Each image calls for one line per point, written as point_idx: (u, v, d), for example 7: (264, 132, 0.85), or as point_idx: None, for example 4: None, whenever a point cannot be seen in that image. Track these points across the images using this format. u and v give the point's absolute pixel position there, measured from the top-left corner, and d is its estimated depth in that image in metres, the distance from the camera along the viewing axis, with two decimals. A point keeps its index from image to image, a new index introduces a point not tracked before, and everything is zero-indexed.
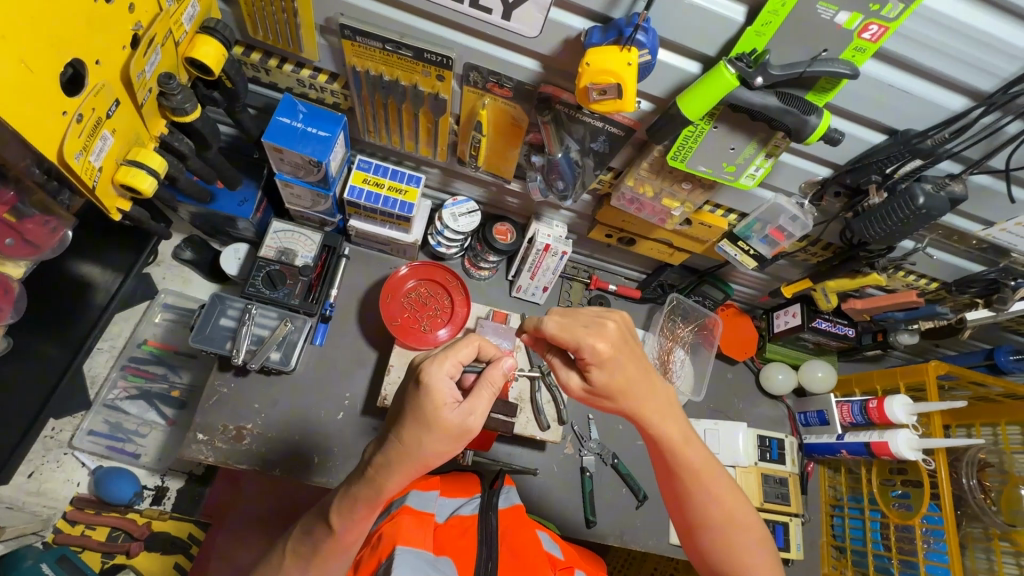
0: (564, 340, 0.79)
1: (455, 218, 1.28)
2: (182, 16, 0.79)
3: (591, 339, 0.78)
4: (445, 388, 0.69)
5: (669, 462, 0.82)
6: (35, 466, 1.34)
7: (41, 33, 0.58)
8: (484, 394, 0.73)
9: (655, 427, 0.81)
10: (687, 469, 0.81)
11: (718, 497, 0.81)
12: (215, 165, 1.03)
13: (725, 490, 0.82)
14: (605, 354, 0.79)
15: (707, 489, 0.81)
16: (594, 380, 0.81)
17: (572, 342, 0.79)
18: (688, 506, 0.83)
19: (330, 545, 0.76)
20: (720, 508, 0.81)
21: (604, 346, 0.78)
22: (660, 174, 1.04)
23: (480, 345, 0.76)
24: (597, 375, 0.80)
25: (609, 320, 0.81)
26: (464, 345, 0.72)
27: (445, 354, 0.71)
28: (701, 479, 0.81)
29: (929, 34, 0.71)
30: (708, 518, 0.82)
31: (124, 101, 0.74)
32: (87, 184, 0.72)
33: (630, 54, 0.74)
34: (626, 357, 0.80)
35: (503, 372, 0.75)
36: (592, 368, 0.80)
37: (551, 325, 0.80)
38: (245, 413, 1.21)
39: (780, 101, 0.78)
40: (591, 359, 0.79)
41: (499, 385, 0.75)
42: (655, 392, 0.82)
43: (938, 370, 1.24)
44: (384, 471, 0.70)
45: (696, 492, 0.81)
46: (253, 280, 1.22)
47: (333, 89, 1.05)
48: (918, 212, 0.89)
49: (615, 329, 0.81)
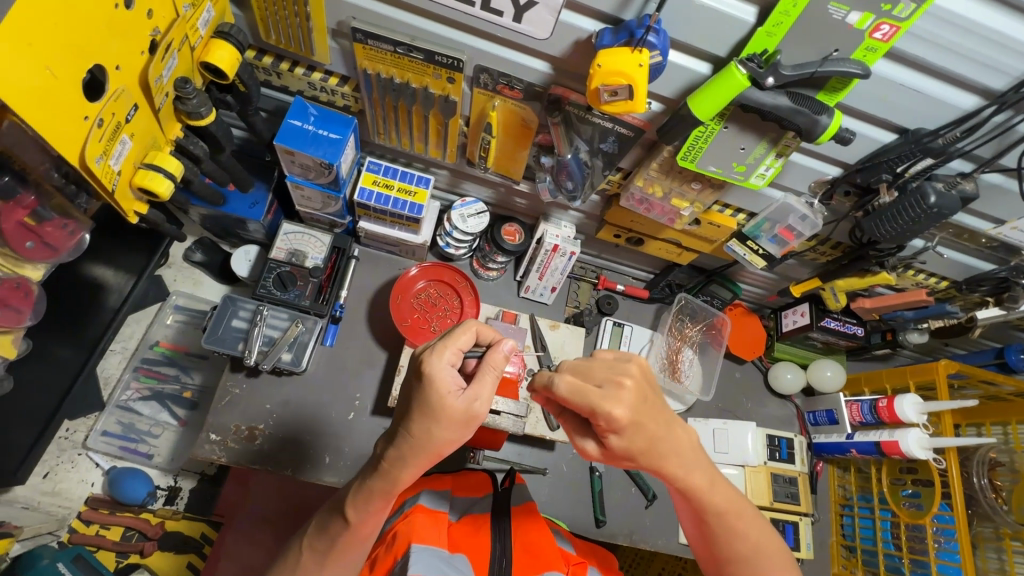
0: (576, 404, 0.71)
1: (464, 219, 1.29)
2: (197, 21, 0.80)
3: (608, 404, 0.69)
4: (448, 377, 0.69)
5: (694, 506, 0.78)
6: (50, 466, 1.35)
7: (65, 39, 0.58)
8: (488, 379, 0.73)
9: (681, 479, 0.76)
10: (713, 511, 0.78)
11: (745, 535, 0.79)
12: (228, 167, 1.04)
13: (752, 526, 0.79)
14: (624, 421, 0.70)
15: (733, 529, 0.79)
16: (612, 446, 0.73)
17: (585, 406, 0.70)
18: (716, 545, 0.80)
19: (345, 541, 0.76)
20: (748, 545, 0.79)
21: (623, 412, 0.69)
22: (669, 174, 1.04)
23: (480, 331, 0.75)
24: (616, 441, 0.72)
25: (626, 376, 0.71)
26: (462, 332, 0.72)
27: (444, 343, 0.71)
28: (729, 520, 0.78)
29: (941, 33, 0.71)
30: (736, 555, 0.80)
31: (142, 105, 0.75)
32: (106, 188, 0.73)
33: (641, 55, 0.75)
34: (647, 416, 0.71)
35: (505, 354, 0.75)
36: (610, 436, 0.72)
37: (562, 388, 0.72)
38: (257, 414, 1.22)
39: (791, 100, 0.78)
40: (607, 427, 0.70)
41: (502, 369, 0.74)
42: (680, 443, 0.75)
43: (948, 368, 1.24)
44: (397, 464, 0.71)
45: (724, 532, 0.79)
46: (264, 280, 1.24)
47: (343, 91, 1.06)
48: (929, 211, 0.89)
49: (634, 387, 0.71)
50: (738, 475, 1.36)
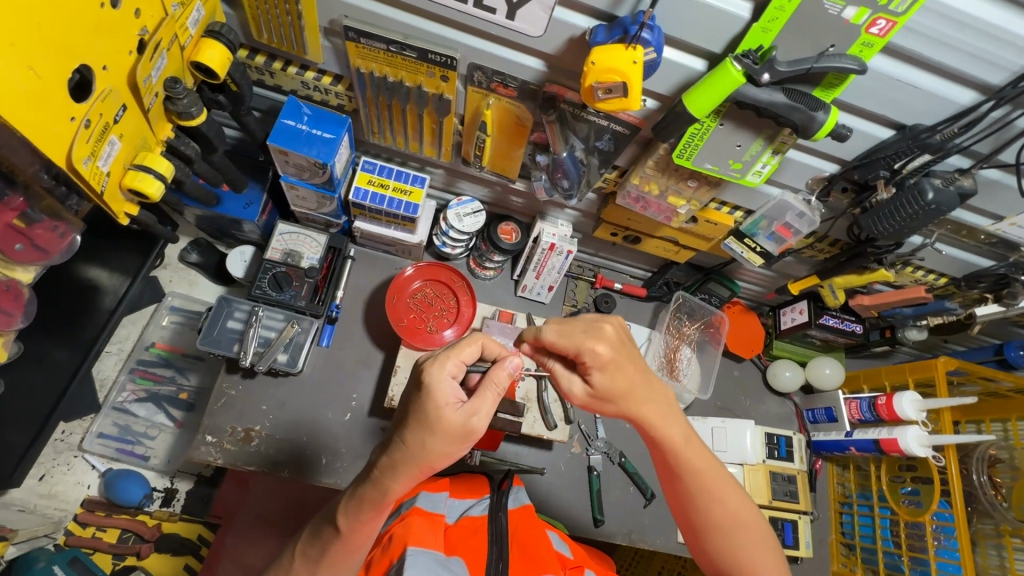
0: (563, 346, 0.78)
1: (460, 218, 1.28)
2: (187, 20, 0.79)
3: (591, 342, 0.76)
4: (447, 389, 0.68)
5: (670, 463, 0.81)
6: (46, 469, 1.35)
7: (49, 38, 0.58)
8: (490, 396, 0.71)
9: (656, 429, 0.80)
10: (689, 470, 0.80)
11: (722, 500, 0.81)
12: (220, 167, 1.03)
13: (729, 492, 0.81)
14: (606, 358, 0.76)
15: (711, 492, 0.80)
16: (596, 384, 0.78)
17: (572, 347, 0.77)
18: (693, 509, 0.82)
19: (338, 547, 0.76)
20: (724, 511, 0.81)
21: (605, 348, 0.76)
22: (665, 172, 1.03)
23: (484, 344, 0.77)
24: (599, 379, 0.77)
25: (608, 322, 0.78)
26: (467, 345, 0.73)
27: (447, 355, 0.71)
28: (705, 481, 0.80)
29: (938, 28, 0.70)
30: (713, 521, 0.81)
31: (131, 105, 0.74)
32: (95, 189, 0.72)
33: (635, 52, 0.74)
34: (627, 360, 0.78)
35: (509, 373, 0.72)
36: (592, 371, 0.77)
37: (549, 332, 0.79)
38: (253, 415, 1.21)
39: (787, 97, 0.77)
40: (593, 363, 0.76)
41: (505, 386, 0.73)
42: (656, 397, 0.80)
43: (947, 365, 1.24)
44: (388, 474, 0.70)
45: (701, 495, 0.80)
46: (259, 281, 1.23)
47: (337, 90, 1.05)
48: (928, 208, 0.89)
49: (613, 332, 0.78)
50: (736, 473, 1.36)
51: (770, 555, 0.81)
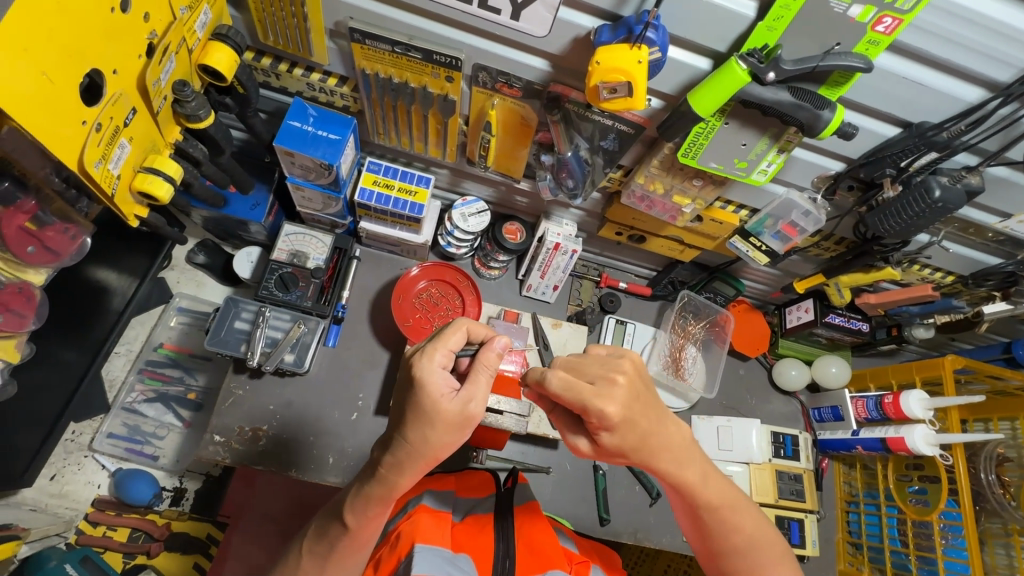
0: (569, 401, 0.72)
1: (465, 218, 1.28)
2: (195, 24, 0.79)
3: (600, 402, 0.70)
4: (439, 380, 0.68)
5: (687, 501, 0.80)
6: (57, 469, 1.36)
7: (61, 42, 0.58)
8: (482, 379, 0.72)
9: (672, 474, 0.78)
10: (706, 505, 0.80)
11: (740, 527, 0.81)
12: (227, 169, 1.04)
13: (745, 518, 0.81)
14: (616, 419, 0.71)
15: (728, 522, 0.81)
16: (604, 442, 0.74)
17: (578, 403, 0.71)
18: (711, 539, 0.82)
19: (344, 545, 0.76)
20: (742, 537, 0.81)
21: (615, 410, 0.70)
22: (670, 171, 1.03)
23: (470, 329, 0.76)
24: (608, 438, 0.74)
25: (619, 373, 0.72)
26: (451, 334, 0.72)
27: (434, 346, 0.71)
28: (722, 514, 0.80)
29: (945, 26, 0.70)
30: (732, 548, 0.81)
31: (140, 109, 0.75)
32: (106, 192, 0.73)
33: (640, 51, 0.74)
34: (640, 415, 0.72)
35: (498, 352, 0.73)
36: (601, 433, 0.73)
37: (555, 384, 0.73)
38: (261, 415, 1.22)
39: (793, 96, 0.77)
40: (601, 423, 0.72)
41: (496, 367, 0.73)
42: (668, 448, 0.76)
43: (955, 364, 1.23)
44: (394, 471, 0.71)
45: (718, 526, 0.81)
46: (266, 282, 1.24)
47: (342, 91, 1.05)
48: (935, 205, 0.88)
49: (626, 383, 0.72)
50: (742, 472, 1.36)
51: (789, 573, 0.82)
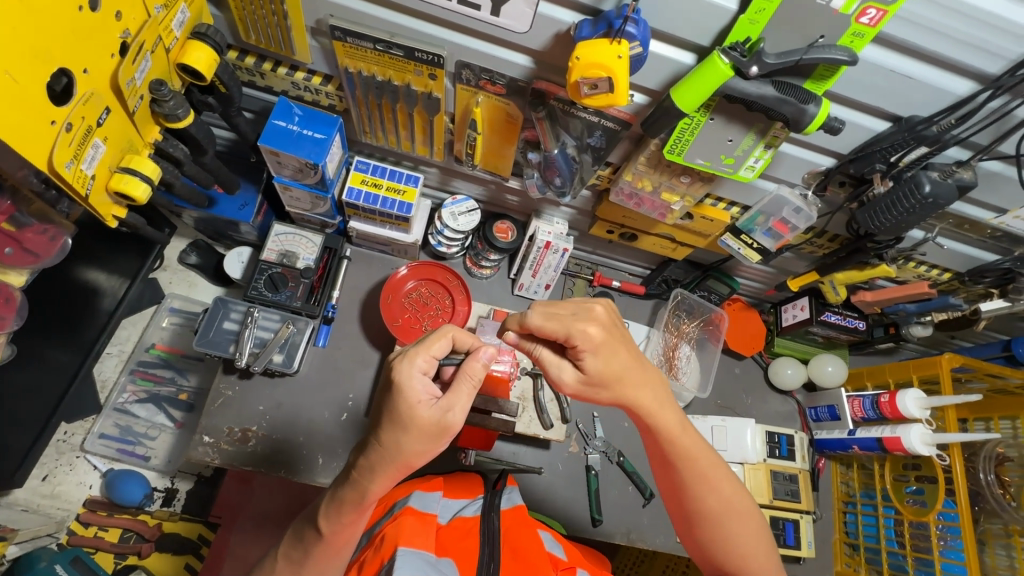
0: (552, 330, 0.77)
1: (454, 218, 1.27)
2: (172, 23, 0.79)
3: (582, 324, 0.76)
4: (418, 386, 0.68)
5: (666, 452, 0.82)
6: (49, 470, 1.36)
7: (26, 41, 0.57)
8: (464, 390, 0.71)
9: (653, 415, 0.81)
10: (685, 458, 0.81)
11: (716, 488, 0.81)
12: (212, 169, 1.03)
13: (723, 479, 0.81)
14: (597, 340, 0.77)
15: (705, 480, 0.81)
16: (588, 367, 0.78)
17: (562, 331, 0.77)
18: (685, 497, 0.82)
19: (320, 550, 0.76)
20: (717, 499, 0.81)
21: (596, 330, 0.76)
22: (658, 168, 1.02)
23: (455, 337, 0.75)
24: (591, 362, 0.78)
25: (597, 304, 0.79)
26: (435, 340, 0.72)
27: (416, 351, 0.71)
28: (698, 468, 0.81)
29: (931, 16, 0.69)
30: (706, 509, 0.81)
31: (115, 108, 0.74)
32: (79, 192, 0.72)
33: (620, 47, 0.72)
34: (619, 343, 0.79)
35: (483, 363, 0.73)
36: (586, 353, 0.77)
37: (536, 317, 0.78)
38: (250, 416, 1.22)
39: (777, 90, 0.76)
40: (585, 346, 0.77)
41: (481, 379, 0.73)
42: (642, 399, 0.80)
43: (952, 362, 1.21)
44: (366, 475, 0.70)
45: (694, 483, 0.81)
46: (255, 283, 1.24)
47: (327, 90, 1.04)
48: (925, 201, 0.86)
49: (604, 312, 0.79)
50: (737, 472, 1.34)
51: (760, 544, 0.81)
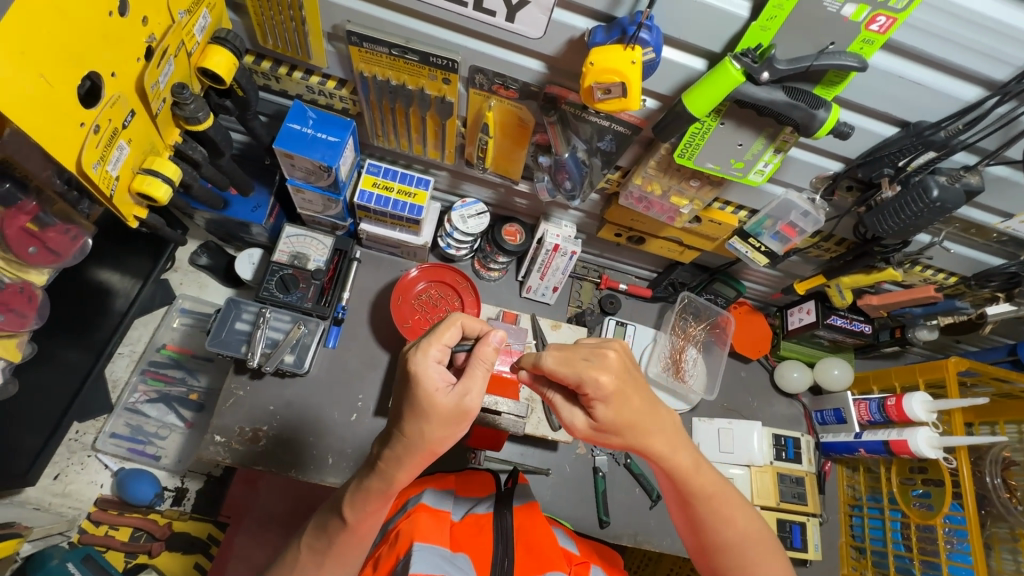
0: (564, 375, 0.77)
1: (464, 220, 1.29)
2: (194, 28, 0.81)
3: (594, 372, 0.75)
4: (434, 373, 0.69)
5: (680, 490, 0.81)
6: (60, 468, 1.37)
7: (61, 46, 0.59)
8: (478, 373, 0.73)
9: (667, 459, 0.79)
10: (700, 495, 0.80)
11: (733, 521, 0.80)
12: (228, 171, 1.05)
13: (739, 511, 0.81)
14: (609, 389, 0.75)
15: (721, 514, 0.80)
16: (599, 416, 0.77)
17: (573, 376, 0.76)
18: (703, 533, 0.82)
19: (344, 539, 0.77)
20: (734, 532, 0.80)
21: (608, 379, 0.74)
22: (667, 172, 1.03)
23: (464, 324, 0.76)
24: (602, 411, 0.77)
25: (610, 349, 0.77)
26: (446, 328, 0.73)
27: (429, 341, 0.72)
28: (714, 504, 0.80)
29: (938, 24, 0.70)
30: (724, 542, 0.81)
31: (139, 111, 0.76)
32: (104, 193, 0.74)
33: (634, 52, 0.74)
34: (632, 390, 0.76)
35: (494, 347, 0.74)
36: (596, 404, 0.76)
37: (549, 360, 0.77)
38: (261, 415, 1.23)
39: (787, 95, 0.77)
40: (596, 394, 0.75)
41: (492, 361, 0.74)
42: (657, 444, 0.78)
43: (958, 365, 1.22)
44: (393, 465, 0.71)
45: (710, 518, 0.80)
46: (267, 284, 1.25)
47: (341, 94, 1.06)
48: (933, 205, 0.87)
49: (616, 358, 0.77)
50: (743, 475, 1.34)
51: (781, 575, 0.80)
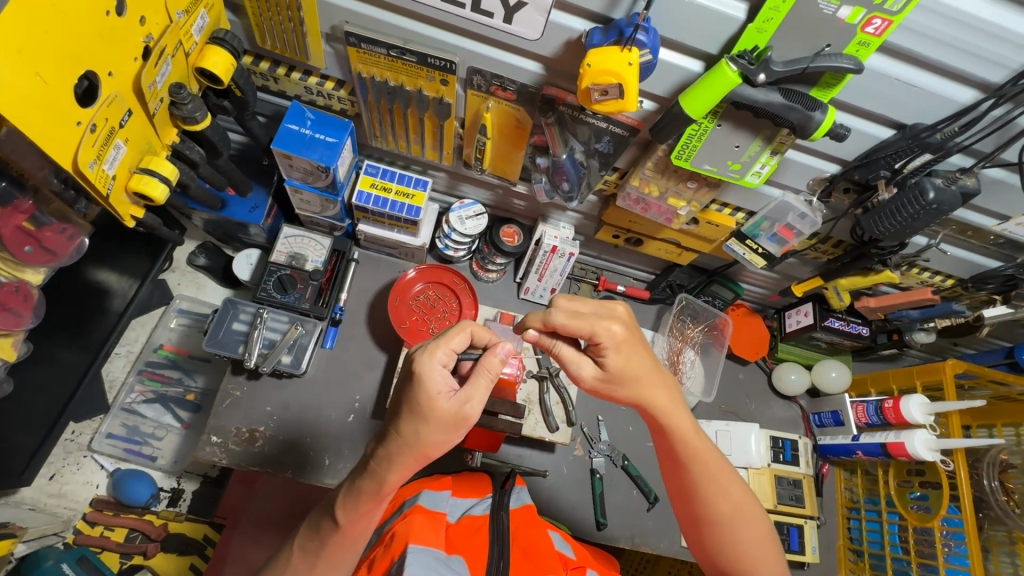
0: (576, 329, 0.79)
1: (462, 222, 1.29)
2: (191, 28, 0.81)
3: (607, 323, 0.79)
4: (438, 377, 0.70)
5: (678, 453, 0.84)
6: (56, 469, 1.37)
7: (57, 45, 0.59)
8: (482, 382, 0.72)
9: (667, 418, 0.83)
10: (696, 460, 0.83)
11: (726, 491, 0.82)
12: (226, 171, 1.05)
13: (732, 484, 0.83)
14: (620, 337, 0.79)
15: (715, 482, 0.83)
16: (609, 365, 0.80)
17: (586, 329, 0.79)
18: (696, 500, 0.84)
19: (336, 540, 0.77)
20: (726, 503, 0.82)
21: (619, 328, 0.79)
22: (665, 173, 1.03)
23: (474, 333, 0.76)
24: (613, 360, 0.80)
25: (618, 303, 0.82)
26: (455, 333, 0.73)
27: (436, 343, 0.72)
28: (710, 471, 0.83)
29: (934, 27, 0.70)
30: (715, 512, 0.83)
31: (136, 111, 0.76)
32: (100, 192, 0.73)
33: (630, 54, 0.74)
34: (637, 346, 0.81)
35: (500, 359, 0.73)
36: (608, 351, 0.80)
37: (561, 316, 0.79)
38: (258, 416, 1.23)
39: (783, 97, 0.77)
40: (609, 342, 0.79)
41: (498, 373, 0.73)
42: (657, 400, 0.83)
43: (956, 368, 1.22)
44: (384, 465, 0.71)
45: (705, 485, 0.83)
46: (264, 284, 1.25)
47: (340, 95, 1.06)
48: (929, 207, 0.88)
49: (624, 312, 0.82)
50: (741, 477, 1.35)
51: (769, 550, 0.82)
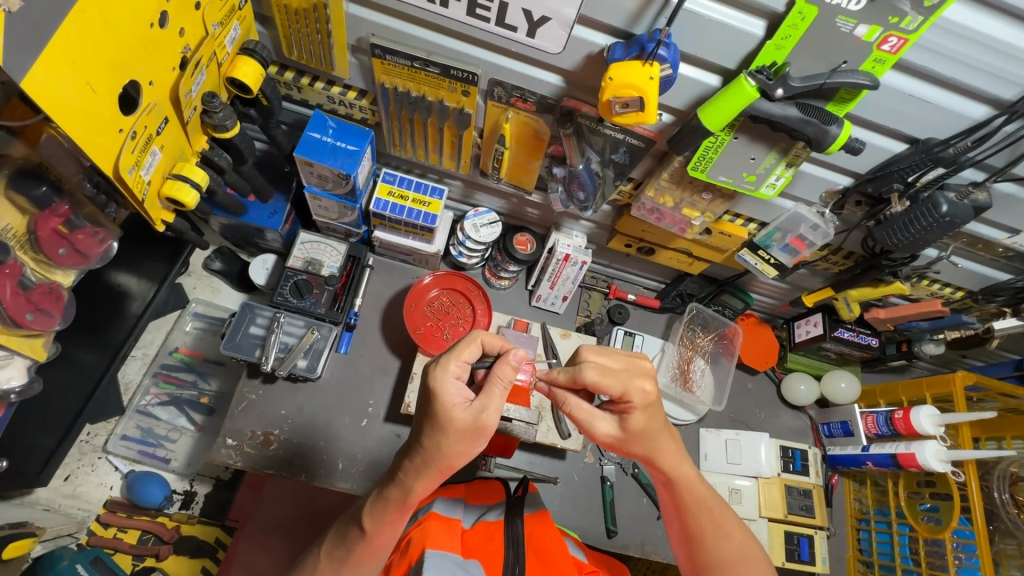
0: (608, 386, 0.80)
1: (476, 229, 1.31)
2: (225, 39, 0.83)
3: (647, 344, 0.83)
4: (452, 390, 0.71)
5: (685, 502, 0.87)
6: (71, 470, 1.38)
7: (105, 56, 0.61)
8: (496, 392, 0.73)
9: (673, 469, 0.86)
10: (701, 506, 0.86)
11: (730, 535, 0.85)
12: (249, 177, 1.07)
13: (735, 526, 0.86)
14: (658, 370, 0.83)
15: (720, 528, 0.86)
16: (633, 423, 0.82)
17: (620, 387, 0.79)
18: (701, 547, 0.86)
19: (363, 549, 0.78)
20: (731, 546, 0.85)
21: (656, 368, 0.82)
22: (680, 184, 1.05)
23: (484, 341, 0.77)
24: (638, 418, 0.82)
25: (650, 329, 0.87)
26: (466, 345, 0.75)
27: (448, 357, 0.74)
28: (715, 516, 0.86)
29: (948, 45, 0.72)
30: (721, 557, 0.85)
31: (172, 119, 0.79)
32: (137, 197, 0.76)
33: (652, 68, 0.76)
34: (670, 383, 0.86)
35: (513, 366, 0.74)
36: (634, 411, 0.81)
37: (592, 372, 0.81)
38: (273, 420, 1.24)
39: (801, 111, 0.79)
40: (639, 403, 0.80)
41: (510, 381, 0.74)
42: (667, 450, 0.85)
43: (966, 380, 1.23)
44: (412, 476, 0.74)
45: (710, 529, 0.86)
46: (281, 288, 1.26)
47: (361, 105, 1.08)
48: (942, 220, 0.89)
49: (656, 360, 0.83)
50: (751, 487, 1.34)
51: None
